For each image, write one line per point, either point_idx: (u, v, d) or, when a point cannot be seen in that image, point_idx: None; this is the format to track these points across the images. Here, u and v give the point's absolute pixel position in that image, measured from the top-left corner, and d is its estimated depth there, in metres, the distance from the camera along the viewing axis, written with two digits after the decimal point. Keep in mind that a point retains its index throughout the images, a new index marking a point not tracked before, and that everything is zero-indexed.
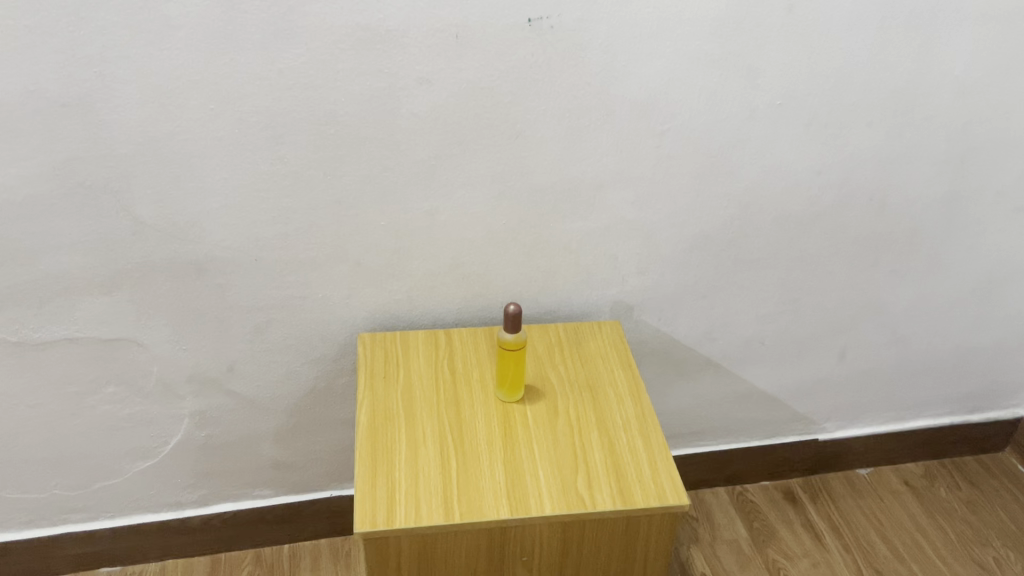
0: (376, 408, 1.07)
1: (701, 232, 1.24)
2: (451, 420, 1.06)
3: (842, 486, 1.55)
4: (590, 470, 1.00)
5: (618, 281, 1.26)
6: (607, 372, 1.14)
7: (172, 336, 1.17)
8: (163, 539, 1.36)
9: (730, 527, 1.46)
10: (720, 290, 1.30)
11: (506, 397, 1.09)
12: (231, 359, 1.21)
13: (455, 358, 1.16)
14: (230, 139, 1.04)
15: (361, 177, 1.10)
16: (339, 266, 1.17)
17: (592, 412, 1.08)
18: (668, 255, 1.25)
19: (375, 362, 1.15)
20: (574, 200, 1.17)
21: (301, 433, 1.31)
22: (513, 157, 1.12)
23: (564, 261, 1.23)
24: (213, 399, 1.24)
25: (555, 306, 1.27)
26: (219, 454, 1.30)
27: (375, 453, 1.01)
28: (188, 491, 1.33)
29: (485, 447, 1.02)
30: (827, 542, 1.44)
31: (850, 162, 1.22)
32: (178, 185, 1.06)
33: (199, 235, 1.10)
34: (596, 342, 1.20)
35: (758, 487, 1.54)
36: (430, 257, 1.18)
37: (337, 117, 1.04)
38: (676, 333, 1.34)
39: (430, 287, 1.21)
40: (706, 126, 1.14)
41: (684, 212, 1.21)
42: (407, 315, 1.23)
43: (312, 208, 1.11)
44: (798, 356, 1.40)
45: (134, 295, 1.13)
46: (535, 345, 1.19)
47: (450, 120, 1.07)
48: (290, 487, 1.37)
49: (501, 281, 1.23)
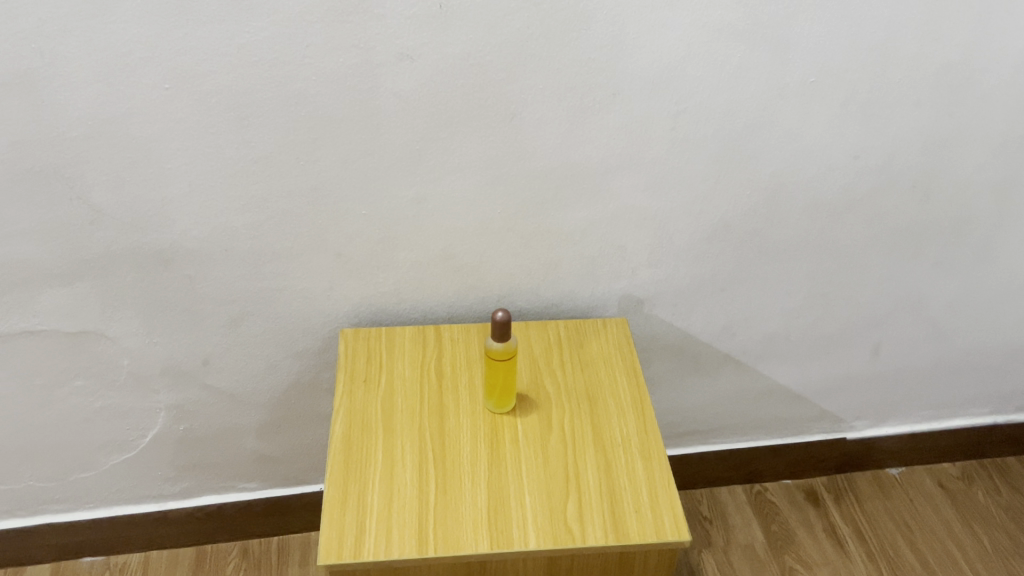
0: (352, 418, 0.99)
1: (721, 221, 1.11)
2: (433, 433, 0.97)
3: (870, 488, 1.44)
4: (582, 497, 0.91)
5: (627, 273, 1.14)
6: (609, 379, 1.04)
7: (142, 328, 1.09)
8: (146, 531, 1.30)
9: (746, 530, 1.36)
10: (742, 283, 1.18)
11: (495, 407, 0.99)
12: (206, 353, 1.13)
13: (443, 360, 1.06)
14: (189, 121, 0.93)
15: (337, 161, 0.99)
16: (318, 257, 1.06)
17: (587, 427, 0.98)
18: (683, 246, 1.13)
19: (356, 363, 1.05)
20: (577, 186, 1.05)
21: (285, 428, 1.23)
22: (508, 140, 1.00)
23: (567, 253, 1.11)
24: (189, 392, 1.16)
25: (557, 299, 1.15)
26: (199, 447, 1.23)
27: (348, 471, 0.93)
28: (169, 484, 1.26)
29: (468, 467, 0.93)
30: (850, 549, 1.34)
31: (892, 145, 1.08)
32: (136, 171, 0.96)
33: (163, 223, 1.01)
34: (598, 343, 1.09)
35: (779, 485, 1.44)
36: (419, 247, 1.07)
37: (308, 97, 0.93)
38: (692, 328, 1.22)
39: (419, 279, 1.10)
40: (727, 106, 1.01)
41: (702, 200, 1.09)
42: (395, 309, 1.13)
43: (285, 195, 1.00)
44: (826, 352, 1.28)
45: (97, 286, 1.04)
46: (531, 345, 1.08)
47: (436, 101, 0.95)
48: (276, 480, 1.30)
49: (498, 272, 1.11)
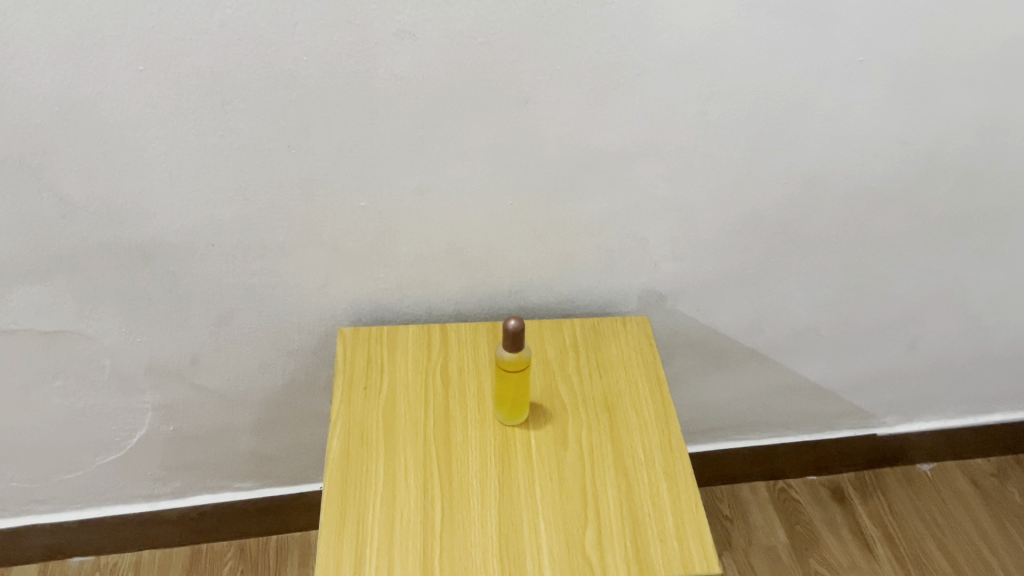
0: (351, 430, 0.91)
1: (752, 211, 1.02)
2: (439, 449, 0.89)
3: (899, 485, 1.36)
4: (602, 524, 0.83)
5: (648, 267, 1.05)
6: (630, 386, 0.96)
7: (123, 326, 1.01)
8: (137, 531, 1.23)
9: (768, 531, 1.29)
10: (772, 277, 1.09)
11: (506, 419, 0.91)
12: (194, 352, 1.05)
13: (450, 362, 0.98)
14: (166, 106, 0.84)
15: (331, 149, 0.89)
16: (312, 251, 0.97)
17: (606, 443, 0.90)
18: (710, 238, 1.04)
19: (355, 367, 0.97)
20: (596, 175, 0.96)
21: (281, 427, 1.15)
22: (520, 125, 0.90)
23: (583, 246, 1.02)
24: (177, 392, 1.08)
25: (573, 295, 1.07)
26: (190, 448, 1.15)
27: (345, 493, 0.85)
28: (160, 485, 1.19)
29: (477, 488, 0.86)
30: (877, 552, 1.27)
31: (943, 130, 0.98)
32: (110, 160, 0.87)
33: (142, 216, 0.92)
34: (617, 345, 1.00)
35: (803, 482, 1.36)
36: (422, 241, 0.98)
37: (298, 79, 0.83)
38: (717, 323, 1.13)
39: (423, 274, 1.02)
40: (764, 89, 0.90)
41: (732, 190, 0.99)
42: (396, 305, 1.04)
43: (275, 185, 0.91)
44: (859, 347, 1.20)
45: (73, 282, 0.96)
46: (545, 347, 1.00)
47: (439, 83, 0.85)
48: (273, 479, 1.23)
49: (509, 267, 1.02)
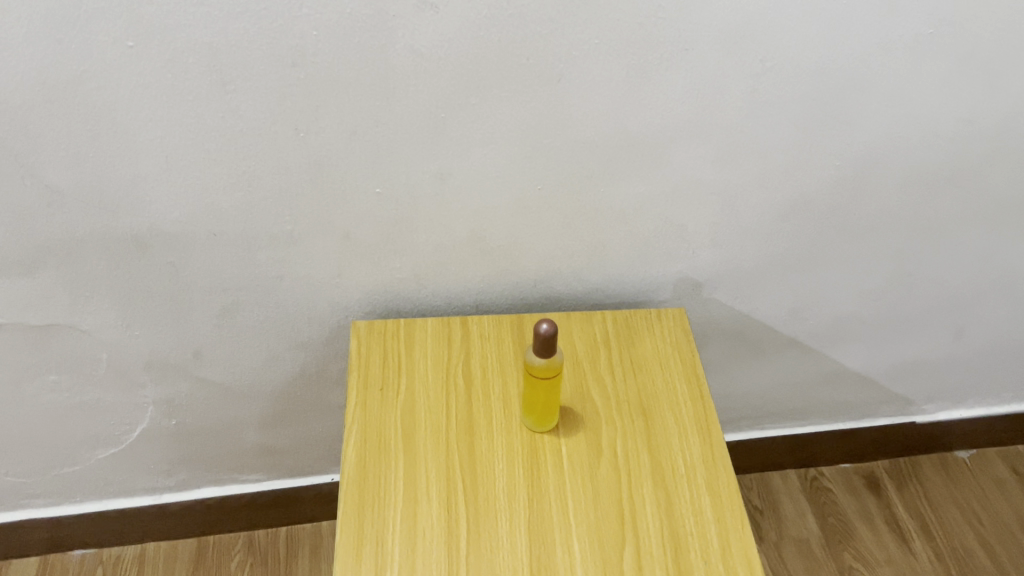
0: (367, 437, 0.84)
1: (799, 195, 0.94)
2: (463, 459, 0.83)
3: (937, 474, 1.30)
4: (640, 545, 0.78)
5: (685, 254, 0.97)
6: (666, 388, 0.89)
7: (120, 319, 0.93)
8: (140, 524, 1.18)
9: (800, 523, 1.24)
10: (816, 263, 1.02)
11: (534, 426, 0.84)
12: (197, 344, 0.98)
13: (472, 360, 0.91)
14: (160, 86, 0.75)
15: (343, 132, 0.81)
16: (323, 240, 0.90)
17: (643, 453, 0.84)
18: (753, 224, 0.96)
19: (370, 366, 0.90)
20: (633, 158, 0.87)
21: (290, 420, 1.09)
22: (552, 105, 0.81)
23: (616, 233, 0.94)
24: (179, 385, 1.02)
25: (603, 284, 0.99)
26: (194, 441, 1.09)
27: (363, 508, 0.79)
28: (163, 478, 1.13)
29: (505, 503, 0.80)
30: (914, 546, 1.21)
31: (1012, 109, 0.89)
32: (99, 145, 0.78)
33: (136, 204, 0.84)
34: (652, 341, 0.93)
35: (835, 470, 1.30)
36: (442, 229, 0.91)
37: (306, 56, 0.75)
38: (755, 311, 1.06)
39: (442, 263, 0.94)
40: (823, 64, 0.81)
41: (779, 172, 0.91)
42: (413, 296, 0.97)
43: (282, 171, 0.83)
44: (903, 334, 1.12)
45: (64, 274, 0.88)
46: (575, 344, 0.93)
47: (464, 59, 0.76)
48: (282, 471, 1.16)
49: (534, 255, 0.95)
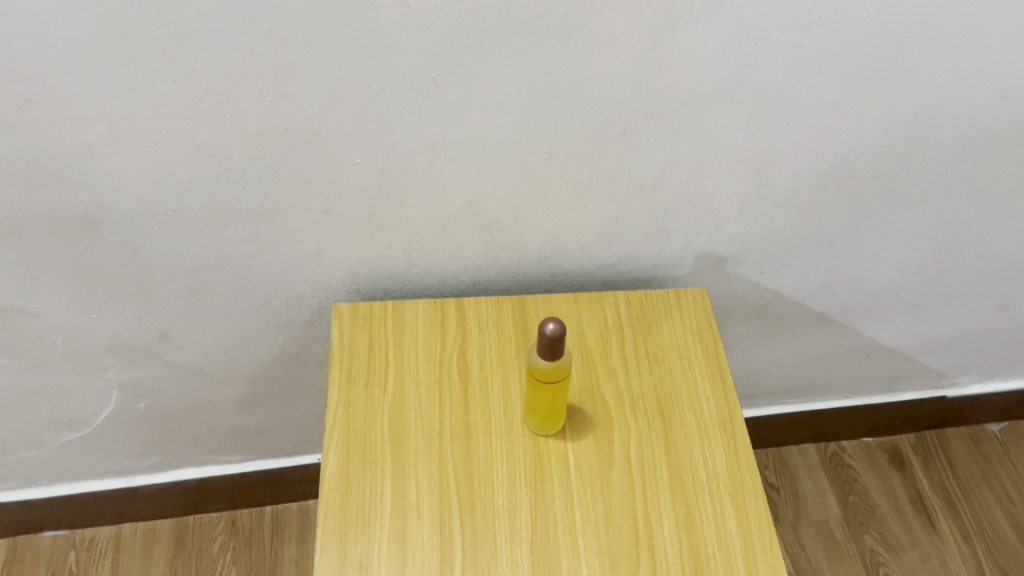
0: (351, 443, 0.75)
1: (842, 162, 0.82)
2: (458, 468, 0.74)
3: (967, 449, 1.22)
4: (657, 568, 0.69)
5: (709, 227, 0.87)
6: (686, 382, 0.79)
7: (74, 302, 0.83)
8: (115, 506, 1.09)
9: (819, 503, 1.16)
10: (854, 234, 0.91)
11: (539, 430, 0.75)
12: (164, 326, 0.88)
13: (469, 351, 0.81)
14: (99, 44, 0.63)
15: (318, 96, 0.69)
16: (299, 215, 0.79)
17: (660, 459, 0.75)
18: (787, 194, 0.85)
19: (354, 358, 0.80)
20: (656, 123, 0.75)
21: (272, 402, 1.00)
22: (563, 65, 0.69)
23: (632, 205, 0.83)
24: (146, 368, 0.92)
25: (616, 259, 0.89)
26: (167, 423, 1.00)
27: (345, 529, 0.70)
28: (136, 460, 1.04)
29: (505, 522, 0.71)
30: (941, 527, 1.14)
31: None
32: (32, 112, 0.67)
33: (81, 178, 0.72)
34: (670, 327, 0.83)
35: (857, 443, 1.22)
36: (434, 202, 0.80)
37: (271, 8, 0.62)
38: (782, 285, 0.96)
39: (435, 239, 0.83)
40: (884, 15, 0.69)
41: (822, 137, 0.80)
42: (404, 274, 0.86)
43: (249, 140, 0.72)
44: (943, 307, 1.03)
45: (4, 256, 0.77)
46: (583, 332, 0.83)
47: (459, 11, 0.64)
48: (265, 451, 1.08)
49: (540, 230, 0.84)
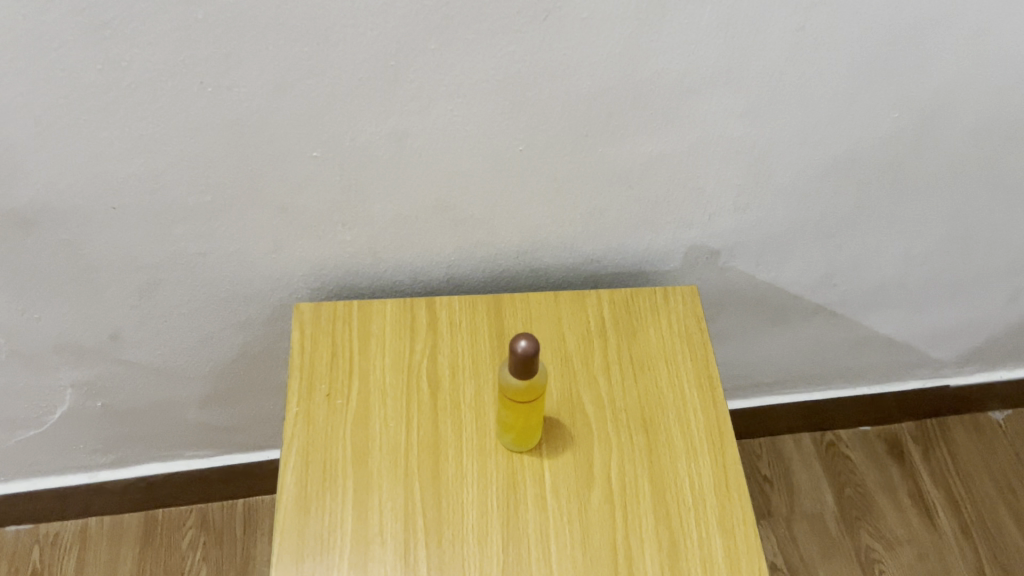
0: (310, 460, 0.70)
1: (846, 151, 0.76)
2: (426, 488, 0.69)
3: (969, 438, 1.17)
4: None
5: (700, 220, 0.80)
6: (672, 392, 0.74)
7: (15, 302, 0.77)
8: (79, 501, 1.05)
9: (814, 495, 1.12)
10: (857, 226, 0.84)
11: (513, 446, 0.70)
12: (115, 326, 0.82)
13: (440, 357, 0.75)
14: (12, 31, 0.56)
15: (265, 87, 0.62)
16: (253, 212, 0.72)
17: (643, 478, 0.70)
18: (786, 185, 0.78)
19: (316, 366, 0.75)
20: (642, 112, 0.68)
21: (238, 398, 0.94)
22: (538, 50, 0.62)
23: (616, 198, 0.76)
24: (100, 367, 0.86)
25: (600, 254, 0.82)
26: (128, 420, 0.95)
27: (303, 556, 0.66)
28: (99, 455, 1.00)
29: (475, 548, 0.66)
30: (940, 522, 1.10)
31: None
32: None
33: (8, 176, 0.65)
34: (657, 330, 0.77)
35: (855, 433, 1.17)
36: (401, 198, 0.73)
37: None
38: (779, 278, 0.90)
39: (403, 235, 0.77)
40: None
41: (825, 125, 0.73)
42: (371, 270, 0.80)
43: (191, 134, 0.65)
44: (949, 298, 0.97)
45: None
46: (563, 336, 0.77)
47: None
48: (235, 445, 1.03)
49: (516, 224, 0.78)
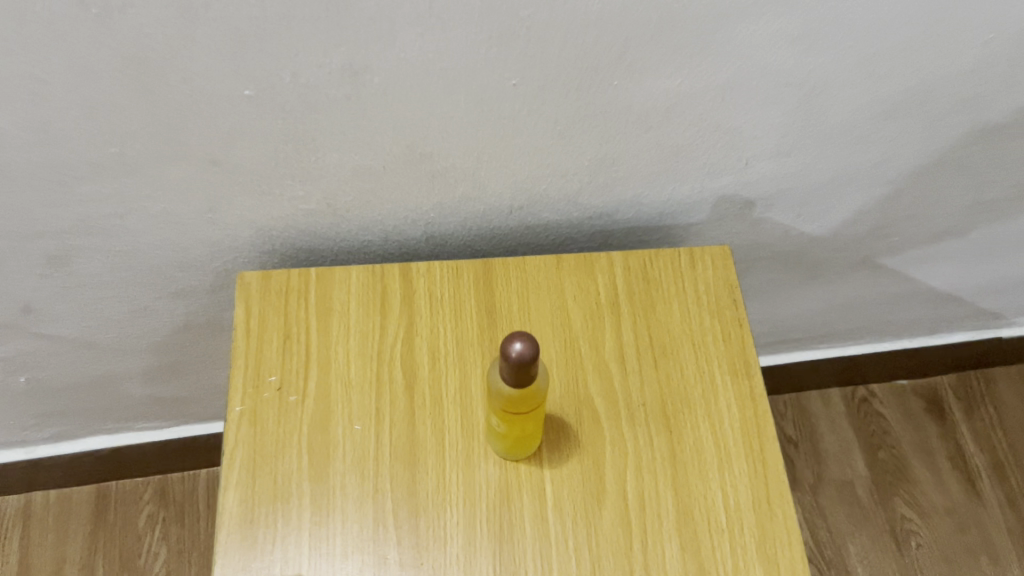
0: (258, 473, 0.57)
1: (921, 85, 0.60)
2: (399, 509, 0.56)
3: (1015, 393, 1.10)
4: None
5: (733, 166, 0.66)
6: (700, 384, 0.61)
7: None
8: (19, 476, 0.94)
9: (842, 460, 1.06)
10: (918, 173, 0.70)
11: (506, 453, 0.57)
12: (26, 299, 0.68)
13: (417, 341, 0.62)
14: None
15: (170, 10, 0.46)
16: (178, 166, 0.57)
17: (665, 492, 0.57)
18: (840, 126, 0.63)
19: (265, 354, 0.61)
20: (668, 39, 0.53)
21: (189, 369, 0.83)
22: None
23: (634, 142, 0.61)
24: (16, 344, 0.73)
25: (609, 207, 0.68)
26: (63, 395, 0.82)
27: None
28: (35, 429, 0.87)
29: None
30: (980, 488, 1.04)
31: None
32: None
33: None
34: (681, 306, 0.64)
35: (888, 388, 1.10)
36: (365, 146, 0.58)
37: None
38: (818, 231, 0.76)
39: (368, 189, 0.62)
40: None
41: (900, 53, 0.57)
42: (331, 229, 0.66)
43: (80, 71, 0.49)
44: (1010, 248, 0.84)
45: None
46: (567, 313, 0.63)
47: None
48: (191, 415, 0.93)
49: (509, 175, 0.63)
